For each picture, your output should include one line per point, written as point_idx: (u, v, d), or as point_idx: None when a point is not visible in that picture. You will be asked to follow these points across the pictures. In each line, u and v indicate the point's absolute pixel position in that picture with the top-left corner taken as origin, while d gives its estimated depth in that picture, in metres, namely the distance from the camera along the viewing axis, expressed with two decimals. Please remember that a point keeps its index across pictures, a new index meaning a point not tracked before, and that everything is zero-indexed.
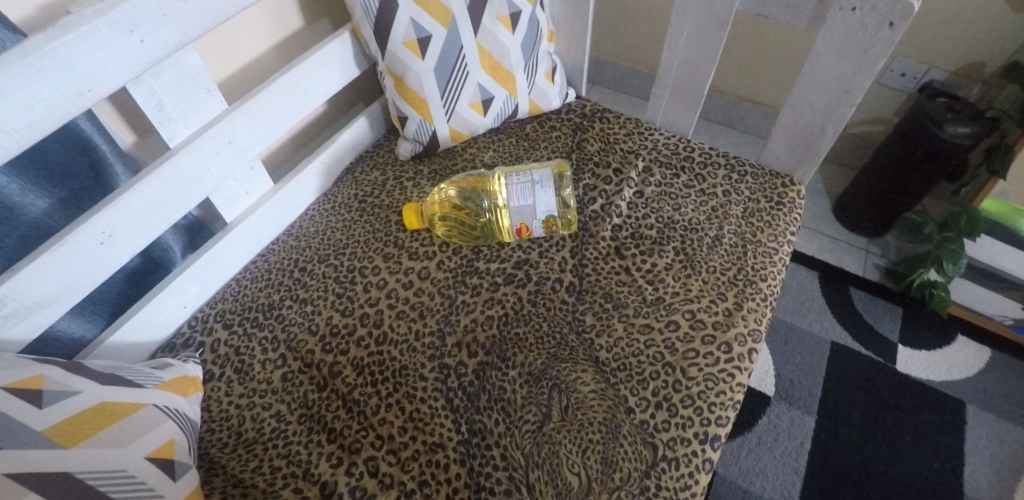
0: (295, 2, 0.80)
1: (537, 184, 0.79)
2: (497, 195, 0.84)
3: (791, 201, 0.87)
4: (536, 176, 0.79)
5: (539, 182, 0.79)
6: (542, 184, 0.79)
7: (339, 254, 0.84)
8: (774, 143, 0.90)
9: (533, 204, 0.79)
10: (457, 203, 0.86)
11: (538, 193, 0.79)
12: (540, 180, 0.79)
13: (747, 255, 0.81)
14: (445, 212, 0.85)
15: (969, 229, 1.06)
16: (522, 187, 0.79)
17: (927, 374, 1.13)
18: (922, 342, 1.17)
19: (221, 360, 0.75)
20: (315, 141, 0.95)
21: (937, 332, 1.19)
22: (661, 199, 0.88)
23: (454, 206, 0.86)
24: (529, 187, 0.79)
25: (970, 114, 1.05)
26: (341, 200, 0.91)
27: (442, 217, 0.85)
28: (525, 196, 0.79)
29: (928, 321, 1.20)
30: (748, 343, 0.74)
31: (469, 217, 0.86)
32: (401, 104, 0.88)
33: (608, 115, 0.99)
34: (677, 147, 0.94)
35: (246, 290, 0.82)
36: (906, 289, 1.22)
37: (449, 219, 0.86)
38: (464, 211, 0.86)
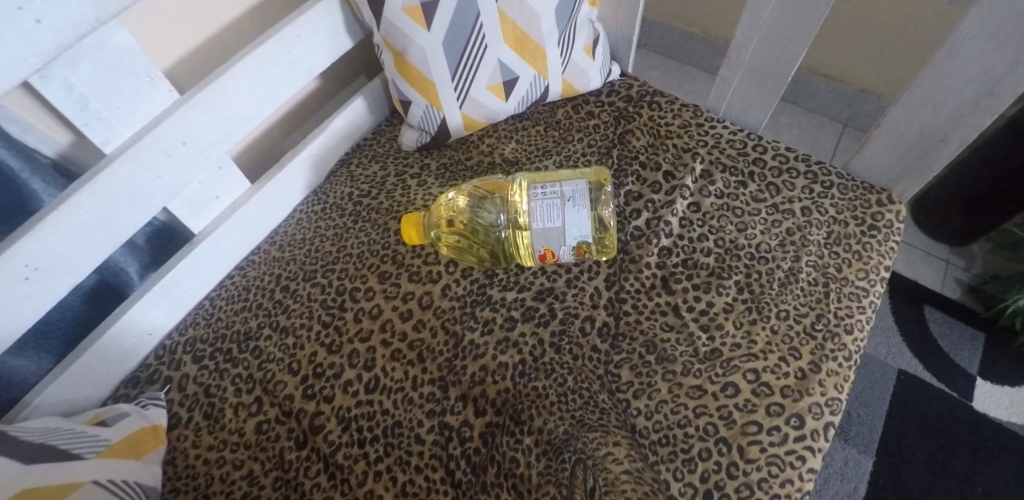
0: None
1: (568, 202, 0.62)
2: (517, 209, 0.67)
3: (887, 223, 0.69)
4: (568, 190, 0.63)
5: (570, 199, 0.62)
6: (577, 203, 0.62)
7: (327, 271, 0.71)
8: (873, 147, 0.71)
9: (561, 227, 0.62)
10: (467, 215, 0.71)
11: (570, 213, 0.62)
12: (574, 196, 0.63)
13: (829, 297, 0.65)
14: (452, 226, 0.71)
15: None
16: (549, 204, 0.63)
17: (1008, 415, 0.98)
18: (1005, 377, 1.01)
19: (190, 401, 0.64)
20: (304, 125, 0.80)
21: None
22: (722, 214, 0.71)
23: (463, 220, 0.71)
24: (558, 205, 0.62)
25: None
26: (332, 200, 0.77)
27: (450, 236, 0.71)
28: (552, 217, 0.62)
29: (1016, 351, 1.03)
30: (824, 417, 0.59)
31: (481, 233, 0.71)
32: (403, 86, 0.71)
33: (659, 99, 0.79)
34: (744, 145, 0.75)
35: (219, 313, 0.70)
36: (994, 314, 1.04)
37: (456, 235, 0.71)
38: (476, 226, 0.71)
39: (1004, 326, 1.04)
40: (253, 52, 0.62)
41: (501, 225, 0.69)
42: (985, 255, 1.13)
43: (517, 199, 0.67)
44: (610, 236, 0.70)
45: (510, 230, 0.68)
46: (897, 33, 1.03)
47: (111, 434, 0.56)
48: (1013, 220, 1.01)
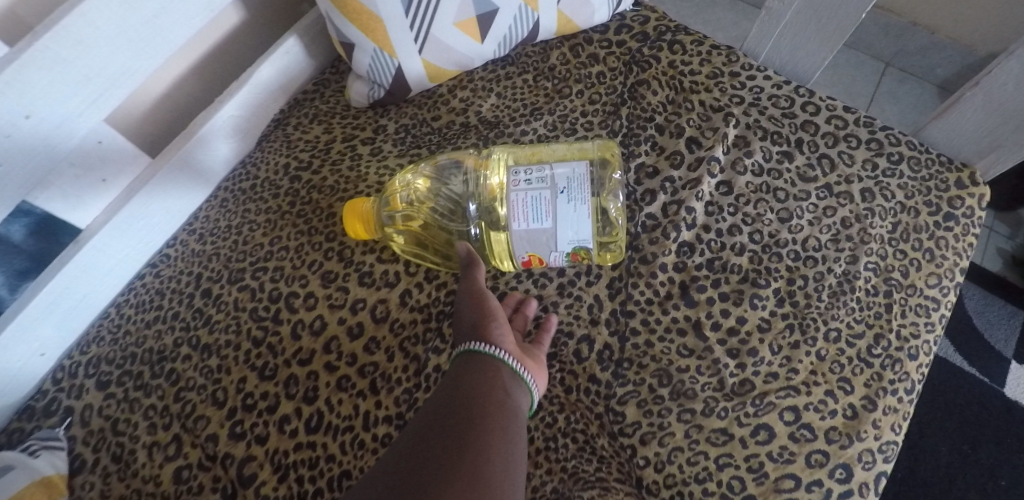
0: None
1: (562, 195, 0.47)
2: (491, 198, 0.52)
3: (967, 211, 0.55)
4: (560, 180, 0.47)
5: (563, 193, 0.47)
6: (573, 198, 0.47)
7: (258, 270, 0.56)
8: (960, 111, 0.55)
9: (551, 231, 0.47)
10: (427, 206, 0.55)
11: (563, 210, 0.47)
12: (568, 186, 0.47)
13: (890, 310, 0.51)
14: (409, 222, 0.55)
15: None
16: (536, 198, 0.47)
17: None
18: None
19: (95, 439, 0.52)
20: (225, 74, 0.62)
21: None
22: (760, 197, 0.55)
23: (422, 213, 0.55)
24: (547, 199, 0.47)
25: None
26: (264, 174, 0.61)
27: (408, 232, 0.55)
28: (540, 215, 0.47)
29: None
30: (876, 466, 0.47)
31: (445, 228, 0.55)
32: (342, 24, 0.54)
33: (682, 37, 0.62)
34: (792, 104, 0.58)
35: (129, 324, 0.56)
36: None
37: (413, 231, 0.55)
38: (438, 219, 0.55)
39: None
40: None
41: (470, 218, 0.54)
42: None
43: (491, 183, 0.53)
44: (618, 233, 0.54)
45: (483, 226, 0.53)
46: None
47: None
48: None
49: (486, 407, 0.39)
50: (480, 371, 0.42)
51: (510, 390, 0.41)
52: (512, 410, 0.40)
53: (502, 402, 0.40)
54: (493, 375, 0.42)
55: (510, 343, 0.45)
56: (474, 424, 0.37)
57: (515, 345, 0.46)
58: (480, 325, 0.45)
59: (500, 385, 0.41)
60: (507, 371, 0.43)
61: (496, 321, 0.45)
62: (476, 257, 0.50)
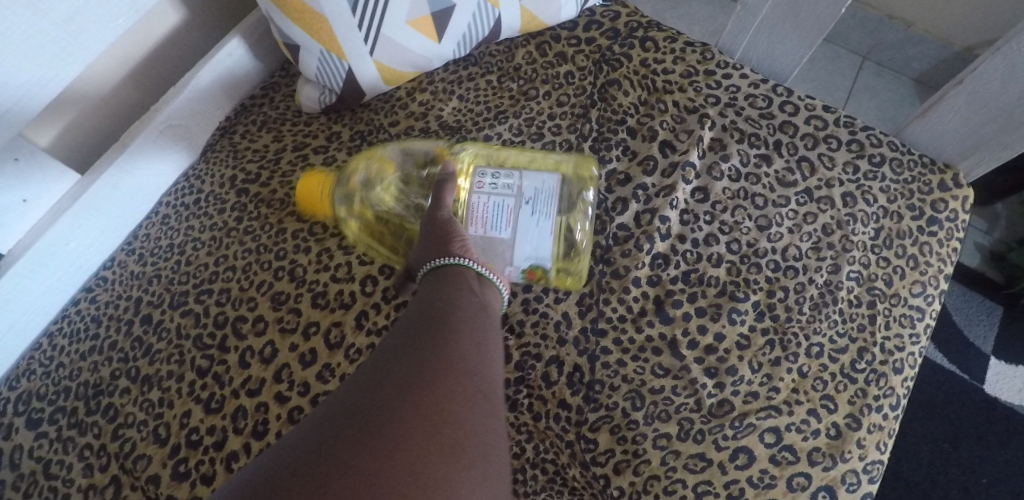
0: None
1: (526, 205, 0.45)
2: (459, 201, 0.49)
3: (951, 214, 0.52)
4: (526, 190, 0.45)
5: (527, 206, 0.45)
6: (536, 211, 0.45)
7: (202, 293, 0.52)
8: (943, 111, 0.53)
9: (509, 243, 0.45)
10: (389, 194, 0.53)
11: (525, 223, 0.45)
12: (533, 197, 0.45)
13: (873, 321, 0.49)
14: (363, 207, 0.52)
15: None
16: (497, 204, 0.45)
17: None
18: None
19: (24, 485, 0.47)
20: (163, 79, 0.57)
21: None
22: (737, 203, 0.52)
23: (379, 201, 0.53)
24: (509, 207, 0.45)
25: None
26: (209, 187, 0.56)
27: (362, 219, 0.53)
28: (500, 223, 0.45)
29: None
30: (862, 488, 0.45)
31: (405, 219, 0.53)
32: (285, 24, 0.50)
33: (655, 33, 0.59)
34: (769, 103, 0.56)
35: (62, 355, 0.51)
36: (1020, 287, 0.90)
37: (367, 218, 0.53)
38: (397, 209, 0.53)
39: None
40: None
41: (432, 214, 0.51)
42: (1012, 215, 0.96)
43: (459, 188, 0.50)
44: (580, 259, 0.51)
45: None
46: None
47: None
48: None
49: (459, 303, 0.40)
50: (448, 282, 0.41)
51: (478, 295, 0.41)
52: (481, 311, 0.40)
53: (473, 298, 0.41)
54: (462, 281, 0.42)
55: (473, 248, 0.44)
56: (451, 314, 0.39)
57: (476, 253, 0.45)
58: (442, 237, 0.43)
59: (467, 289, 0.41)
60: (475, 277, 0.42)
61: (462, 230, 0.44)
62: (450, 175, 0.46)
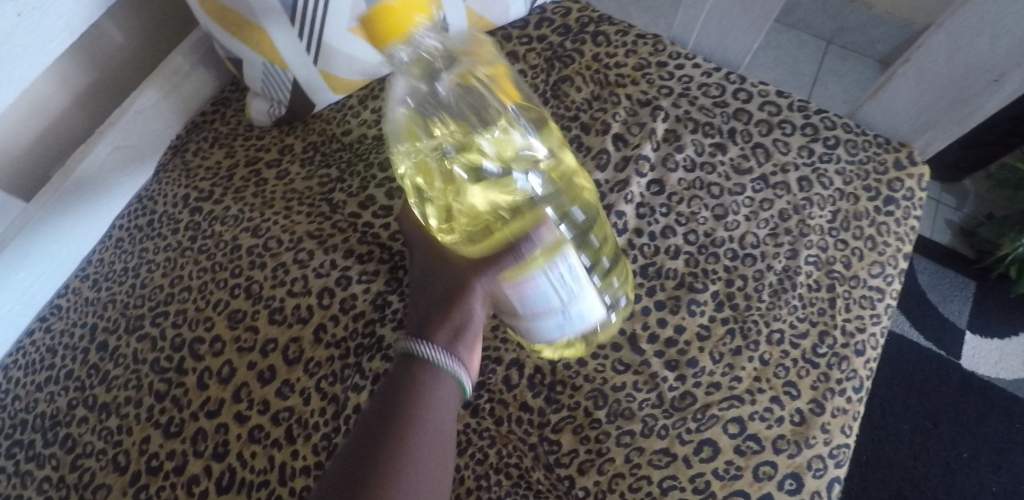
0: None
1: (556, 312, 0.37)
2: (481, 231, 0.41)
3: (908, 193, 0.52)
4: (572, 310, 0.36)
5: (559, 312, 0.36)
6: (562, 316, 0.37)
7: (158, 315, 0.51)
8: (895, 87, 0.52)
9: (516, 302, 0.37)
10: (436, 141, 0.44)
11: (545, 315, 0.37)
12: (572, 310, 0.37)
13: (833, 305, 0.49)
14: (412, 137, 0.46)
15: None
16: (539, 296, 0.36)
17: (997, 370, 0.89)
18: (997, 328, 0.91)
19: None
20: (111, 99, 0.57)
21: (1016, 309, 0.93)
22: (694, 194, 0.52)
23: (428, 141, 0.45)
24: (548, 306, 0.36)
25: None
26: (161, 206, 0.56)
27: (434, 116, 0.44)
28: (527, 304, 0.36)
29: (1008, 295, 0.93)
30: (828, 473, 0.45)
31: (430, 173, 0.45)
32: (223, 36, 0.49)
33: (606, 27, 0.58)
34: (722, 92, 0.55)
35: (19, 387, 0.51)
36: (990, 262, 0.93)
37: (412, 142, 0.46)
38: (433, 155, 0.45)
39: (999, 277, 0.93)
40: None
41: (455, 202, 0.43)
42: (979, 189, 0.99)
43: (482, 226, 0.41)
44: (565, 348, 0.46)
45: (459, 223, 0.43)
46: None
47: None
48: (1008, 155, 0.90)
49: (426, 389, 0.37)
50: (414, 382, 0.37)
51: (448, 402, 0.38)
52: (446, 426, 0.37)
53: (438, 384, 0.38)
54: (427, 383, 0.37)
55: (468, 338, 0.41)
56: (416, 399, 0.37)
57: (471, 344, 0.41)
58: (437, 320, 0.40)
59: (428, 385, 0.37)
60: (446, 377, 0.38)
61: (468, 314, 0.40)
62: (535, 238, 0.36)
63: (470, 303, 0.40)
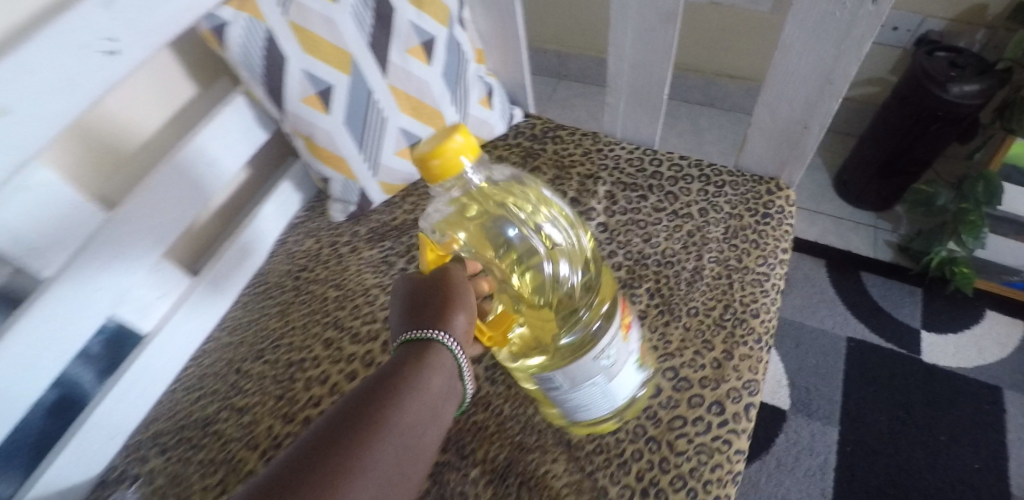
0: (179, 70, 0.75)
1: (626, 357, 0.53)
2: (568, 333, 0.58)
3: (779, 210, 0.76)
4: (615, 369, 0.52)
5: (591, 386, 0.52)
6: (581, 411, 0.55)
7: (275, 347, 0.76)
8: (752, 145, 0.77)
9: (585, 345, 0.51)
10: (541, 216, 0.59)
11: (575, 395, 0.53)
12: (605, 405, 0.55)
13: (733, 287, 0.70)
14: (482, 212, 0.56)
15: (987, 197, 0.96)
16: (600, 372, 0.51)
17: (957, 361, 1.01)
18: (950, 325, 1.05)
19: (158, 493, 0.68)
20: (237, 212, 0.87)
21: (962, 309, 1.06)
22: (628, 229, 0.77)
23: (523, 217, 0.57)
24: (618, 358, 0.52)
25: (976, 70, 0.93)
26: (274, 280, 0.83)
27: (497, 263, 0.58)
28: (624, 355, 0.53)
29: (953, 300, 1.07)
30: (743, 400, 0.63)
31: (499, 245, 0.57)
32: (318, 165, 0.78)
33: (561, 132, 0.88)
34: (641, 163, 0.82)
35: (180, 405, 0.74)
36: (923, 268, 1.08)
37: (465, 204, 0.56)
38: (505, 231, 0.56)
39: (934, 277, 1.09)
40: (169, 166, 0.70)
41: (534, 292, 0.58)
42: (909, 216, 1.19)
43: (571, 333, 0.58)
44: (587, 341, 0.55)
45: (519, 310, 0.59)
46: (765, 37, 1.19)
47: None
48: (918, 178, 1.09)
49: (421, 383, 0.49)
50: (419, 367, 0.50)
51: (442, 375, 0.50)
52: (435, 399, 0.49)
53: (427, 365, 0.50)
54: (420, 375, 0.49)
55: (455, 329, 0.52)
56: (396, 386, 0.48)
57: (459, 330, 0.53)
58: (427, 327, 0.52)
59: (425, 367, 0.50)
60: (450, 381, 0.51)
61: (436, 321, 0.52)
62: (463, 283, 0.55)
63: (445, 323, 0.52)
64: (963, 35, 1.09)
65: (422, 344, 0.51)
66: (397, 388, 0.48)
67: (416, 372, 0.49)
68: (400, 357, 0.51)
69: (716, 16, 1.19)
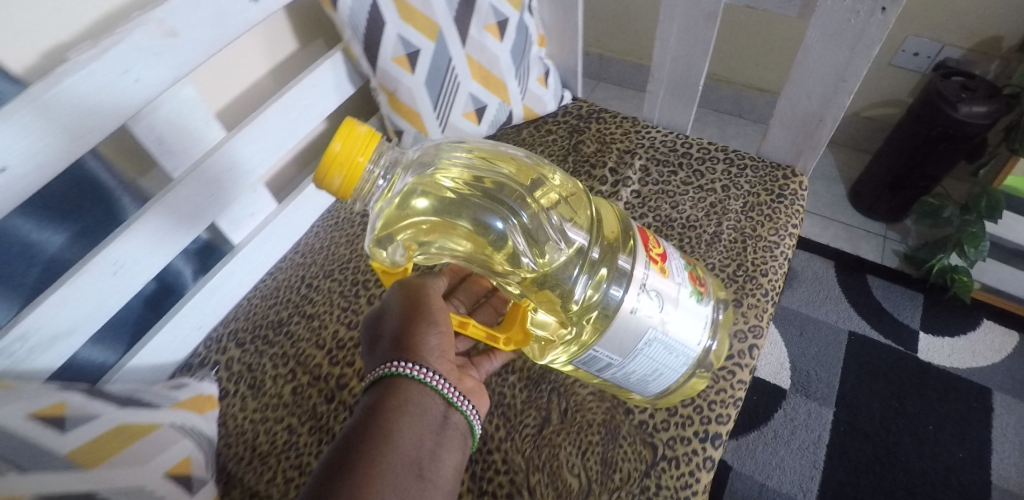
0: (287, 26, 0.85)
1: (665, 291, 0.58)
2: (573, 289, 0.64)
3: (792, 192, 0.86)
4: (671, 302, 0.59)
5: (647, 343, 0.58)
6: (662, 368, 0.61)
7: (343, 268, 0.87)
8: (773, 135, 0.89)
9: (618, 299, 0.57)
10: (467, 186, 0.64)
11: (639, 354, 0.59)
12: (679, 353, 0.60)
13: (747, 250, 0.81)
14: (413, 201, 0.62)
15: (990, 210, 1.05)
16: (648, 324, 0.57)
17: (951, 361, 1.09)
18: (948, 329, 1.13)
19: (235, 376, 0.79)
20: (314, 156, 0.99)
21: (960, 317, 1.15)
22: (659, 197, 0.88)
23: (450, 194, 0.63)
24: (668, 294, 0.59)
25: (986, 93, 1.02)
26: (344, 215, 0.94)
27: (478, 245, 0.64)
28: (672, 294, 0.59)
29: (952, 307, 1.16)
30: (748, 340, 0.73)
31: (460, 222, 0.63)
32: (396, 118, 0.90)
33: (604, 115, 1.00)
34: (674, 144, 0.94)
35: (257, 308, 0.85)
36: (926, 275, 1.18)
37: (387, 214, 0.62)
38: (452, 215, 0.63)
39: (935, 285, 1.18)
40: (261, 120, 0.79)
41: (517, 262, 0.64)
42: (918, 230, 1.28)
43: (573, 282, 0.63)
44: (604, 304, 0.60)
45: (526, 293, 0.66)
46: (788, 51, 1.31)
47: (165, 402, 0.68)
48: (930, 191, 1.19)
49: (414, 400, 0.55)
50: (408, 387, 0.56)
51: (428, 395, 0.56)
52: (428, 413, 0.55)
53: (415, 387, 0.56)
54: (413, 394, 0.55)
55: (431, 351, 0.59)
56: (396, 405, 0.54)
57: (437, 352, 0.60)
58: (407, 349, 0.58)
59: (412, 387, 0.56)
60: (426, 423, 0.55)
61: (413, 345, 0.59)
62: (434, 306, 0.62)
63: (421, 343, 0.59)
64: (978, 64, 1.19)
65: (395, 380, 0.56)
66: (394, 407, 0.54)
67: (394, 419, 0.53)
68: (374, 403, 0.55)
69: (747, 31, 1.32)
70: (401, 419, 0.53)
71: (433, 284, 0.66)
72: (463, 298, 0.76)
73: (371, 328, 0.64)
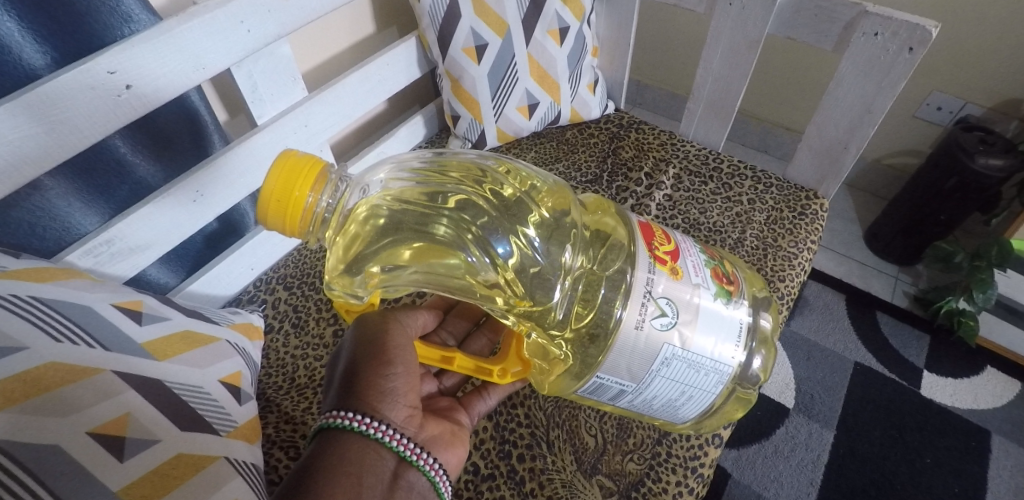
0: (370, 11, 0.94)
1: (675, 296, 0.55)
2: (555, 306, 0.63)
3: (814, 212, 0.93)
4: (689, 313, 0.55)
5: (663, 363, 0.56)
6: (691, 390, 0.59)
7: None
8: (801, 158, 0.96)
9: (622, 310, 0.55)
10: (419, 203, 0.63)
11: (658, 375, 0.57)
12: (709, 371, 0.57)
13: (768, 257, 0.87)
14: (377, 223, 0.62)
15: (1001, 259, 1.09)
16: (661, 339, 0.54)
17: (952, 400, 1.13)
18: (951, 370, 1.17)
19: (281, 315, 0.85)
20: (373, 129, 1.08)
21: (965, 360, 1.18)
22: (688, 202, 0.94)
23: (391, 215, 0.62)
24: (689, 306, 0.55)
25: (1003, 148, 1.09)
26: None
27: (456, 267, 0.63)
28: (687, 305, 0.55)
29: (957, 350, 1.20)
30: None
31: (438, 244, 0.63)
32: (456, 104, 0.98)
33: (643, 126, 1.08)
34: (706, 158, 1.01)
35: (306, 258, 0.91)
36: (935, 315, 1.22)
37: (340, 244, 0.62)
38: (424, 232, 0.62)
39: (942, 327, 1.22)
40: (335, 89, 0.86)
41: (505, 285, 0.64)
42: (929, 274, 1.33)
43: (554, 301, 0.63)
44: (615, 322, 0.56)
45: (518, 321, 0.66)
46: (815, 94, 1.40)
47: (222, 320, 0.75)
48: (943, 238, 1.25)
49: (358, 454, 0.51)
50: (356, 439, 0.52)
51: (376, 446, 0.52)
52: (372, 467, 0.51)
53: (362, 438, 0.52)
54: (360, 447, 0.52)
55: (388, 393, 0.56)
56: (339, 458, 0.50)
57: (394, 396, 0.56)
58: (361, 395, 0.54)
59: (362, 439, 0.52)
60: (366, 484, 0.50)
61: (369, 388, 0.55)
62: (393, 343, 0.59)
63: (377, 387, 0.55)
64: (997, 122, 1.27)
65: (336, 432, 0.52)
66: (336, 461, 0.50)
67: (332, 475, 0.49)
68: (309, 461, 0.50)
69: (780, 71, 1.41)
70: (341, 473, 0.49)
71: (401, 319, 0.64)
72: (454, 321, 0.79)
73: (331, 367, 0.60)
